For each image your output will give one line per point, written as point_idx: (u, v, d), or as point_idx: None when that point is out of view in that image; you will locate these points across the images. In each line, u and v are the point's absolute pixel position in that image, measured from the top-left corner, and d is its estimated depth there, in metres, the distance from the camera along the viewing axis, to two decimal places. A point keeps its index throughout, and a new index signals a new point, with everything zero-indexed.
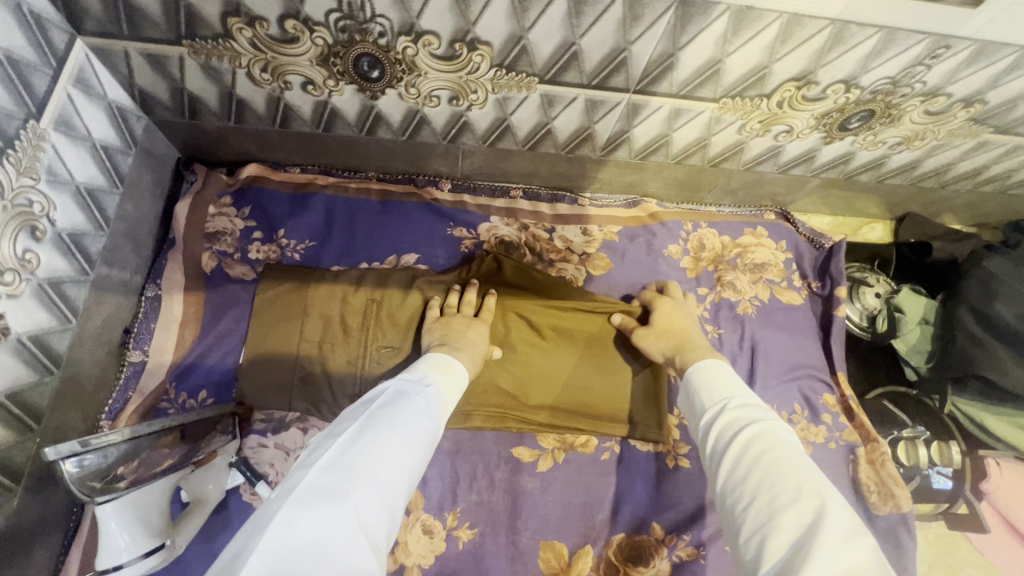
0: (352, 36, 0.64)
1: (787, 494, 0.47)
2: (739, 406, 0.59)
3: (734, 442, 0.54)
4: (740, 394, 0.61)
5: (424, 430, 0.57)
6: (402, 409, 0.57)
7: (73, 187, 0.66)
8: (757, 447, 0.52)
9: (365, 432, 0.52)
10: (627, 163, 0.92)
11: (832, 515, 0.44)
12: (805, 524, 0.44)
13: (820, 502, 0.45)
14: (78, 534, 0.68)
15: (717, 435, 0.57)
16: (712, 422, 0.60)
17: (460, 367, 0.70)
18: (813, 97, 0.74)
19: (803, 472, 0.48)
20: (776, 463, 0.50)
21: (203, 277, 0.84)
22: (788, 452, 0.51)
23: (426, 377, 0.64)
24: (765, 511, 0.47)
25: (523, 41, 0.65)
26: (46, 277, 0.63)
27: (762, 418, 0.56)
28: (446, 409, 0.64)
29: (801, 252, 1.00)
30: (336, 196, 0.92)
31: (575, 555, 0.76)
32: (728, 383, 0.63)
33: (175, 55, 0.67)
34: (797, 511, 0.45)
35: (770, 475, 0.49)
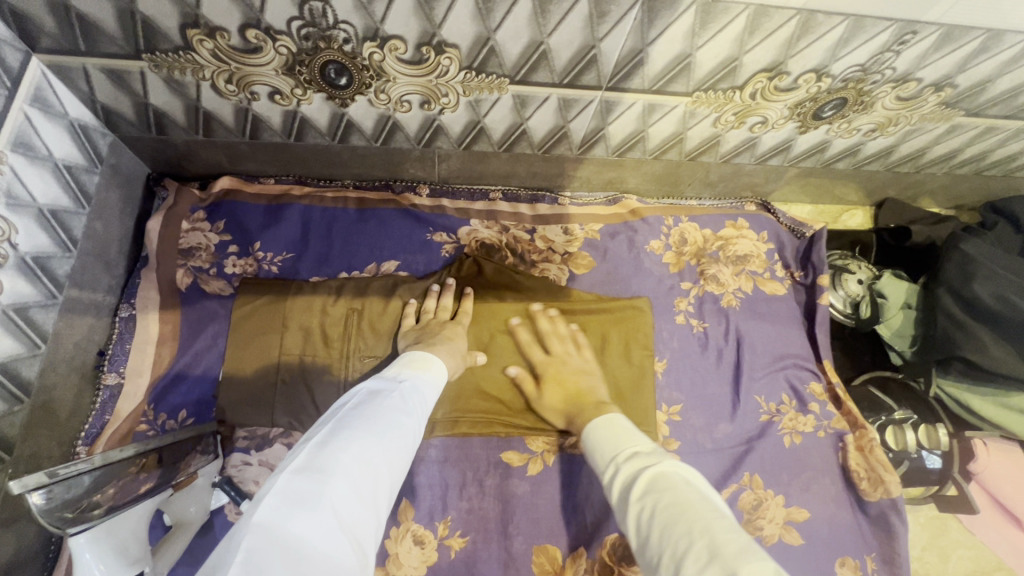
0: (316, 43, 0.63)
1: (681, 540, 0.46)
2: (633, 456, 0.60)
3: (632, 497, 0.54)
4: (635, 445, 0.62)
5: (403, 427, 0.58)
6: (380, 407, 0.58)
7: (35, 210, 0.64)
8: (652, 496, 0.52)
9: (342, 432, 0.52)
10: (605, 160, 0.92)
11: (720, 547, 0.44)
12: (702, 565, 0.43)
13: (710, 539, 0.45)
14: (58, 564, 0.67)
15: (622, 490, 0.57)
16: (613, 484, 0.59)
17: (437, 361, 0.71)
18: (785, 88, 0.74)
19: (692, 510, 0.49)
20: (669, 508, 0.50)
21: (179, 294, 0.82)
22: (677, 491, 0.51)
23: (400, 377, 0.65)
24: (670, 563, 0.46)
25: (491, 42, 0.64)
26: (11, 303, 0.62)
27: (654, 463, 0.57)
28: (424, 407, 0.65)
29: (782, 242, 1.00)
30: (312, 206, 0.90)
31: (567, 559, 0.76)
32: (622, 439, 0.64)
33: (136, 69, 0.66)
34: (694, 555, 0.44)
35: (668, 521, 0.49)
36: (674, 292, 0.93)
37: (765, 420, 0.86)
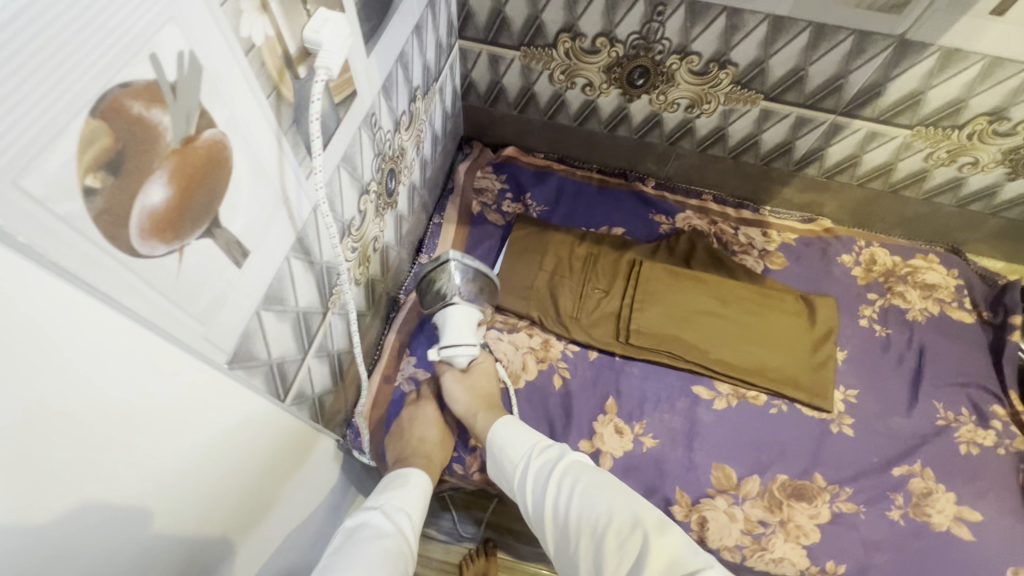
0: (638, 52, 0.93)
1: (604, 515, 0.65)
2: (544, 450, 0.73)
3: (551, 485, 0.70)
4: (537, 439, 0.76)
5: (388, 549, 0.64)
6: (352, 545, 0.64)
7: (433, 130, 0.99)
8: (570, 488, 0.69)
9: (333, 567, 0.60)
10: (813, 180, 1.10)
11: (632, 516, 0.65)
12: (620, 534, 0.63)
13: (628, 507, 0.65)
14: (377, 364, 0.96)
15: (534, 481, 0.72)
16: (527, 483, 0.72)
17: (414, 474, 0.77)
18: (1002, 132, 0.89)
19: (600, 490, 0.68)
20: (589, 493, 0.67)
21: (470, 217, 1.14)
22: (592, 474, 0.70)
23: (375, 500, 0.72)
24: (595, 540, 0.64)
25: (764, 64, 0.89)
26: (412, 182, 0.94)
27: (563, 457, 0.72)
28: (414, 518, 0.71)
29: (972, 283, 1.09)
30: (567, 178, 1.20)
31: (742, 479, 0.89)
32: (528, 434, 0.77)
33: (510, 57, 1.01)
34: (616, 527, 0.64)
35: (580, 502, 0.67)
36: (861, 299, 1.05)
37: (943, 423, 0.93)
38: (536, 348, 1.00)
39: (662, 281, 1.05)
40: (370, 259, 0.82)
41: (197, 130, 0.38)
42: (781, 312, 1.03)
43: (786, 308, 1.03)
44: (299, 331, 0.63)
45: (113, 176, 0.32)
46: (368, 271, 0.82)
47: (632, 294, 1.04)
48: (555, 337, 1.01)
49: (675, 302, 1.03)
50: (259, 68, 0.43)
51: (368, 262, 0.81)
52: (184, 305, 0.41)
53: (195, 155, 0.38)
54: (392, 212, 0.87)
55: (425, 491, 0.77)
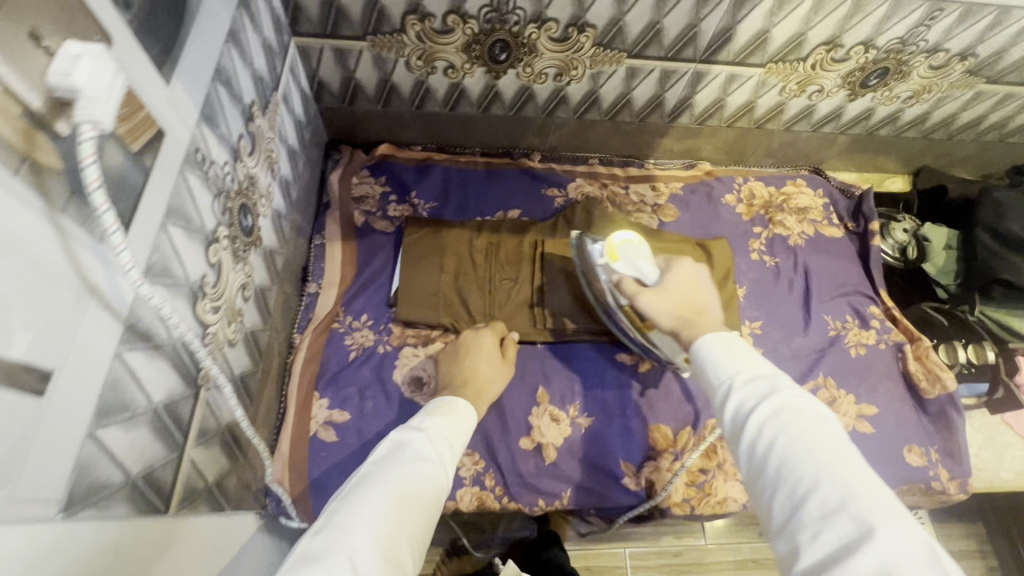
0: (493, 25, 0.87)
1: (810, 476, 0.49)
2: (748, 381, 0.59)
3: (751, 424, 0.55)
4: (755, 367, 0.61)
5: (429, 474, 0.59)
6: (403, 458, 0.59)
7: (287, 146, 0.87)
8: (776, 435, 0.53)
9: (365, 482, 0.54)
10: (687, 129, 1.13)
11: (853, 494, 0.46)
12: (831, 509, 0.46)
13: (843, 483, 0.47)
14: (284, 419, 0.87)
15: (730, 413, 0.59)
16: (724, 408, 0.60)
17: (461, 404, 0.74)
18: (839, 59, 0.95)
19: (827, 450, 0.50)
20: (798, 449, 0.51)
21: (355, 230, 1.04)
22: (808, 427, 0.53)
23: (423, 423, 0.67)
24: (791, 500, 0.49)
25: (620, 23, 0.87)
26: (275, 209, 0.83)
27: (775, 393, 0.57)
28: (453, 446, 0.66)
29: (835, 199, 1.19)
30: (451, 167, 1.13)
31: (678, 433, 0.92)
32: (738, 354, 0.63)
33: (357, 48, 0.90)
34: (822, 495, 0.47)
35: (790, 456, 0.51)
36: (748, 234, 1.11)
37: (834, 334, 1.03)
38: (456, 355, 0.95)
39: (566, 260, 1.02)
40: (243, 312, 0.71)
41: None
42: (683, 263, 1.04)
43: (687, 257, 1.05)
44: (163, 429, 0.53)
45: None
46: (244, 326, 0.72)
47: (541, 277, 1.01)
48: None
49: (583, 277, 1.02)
50: None
51: (241, 317, 0.71)
52: None
53: None
54: (259, 251, 0.76)
55: (467, 421, 0.73)
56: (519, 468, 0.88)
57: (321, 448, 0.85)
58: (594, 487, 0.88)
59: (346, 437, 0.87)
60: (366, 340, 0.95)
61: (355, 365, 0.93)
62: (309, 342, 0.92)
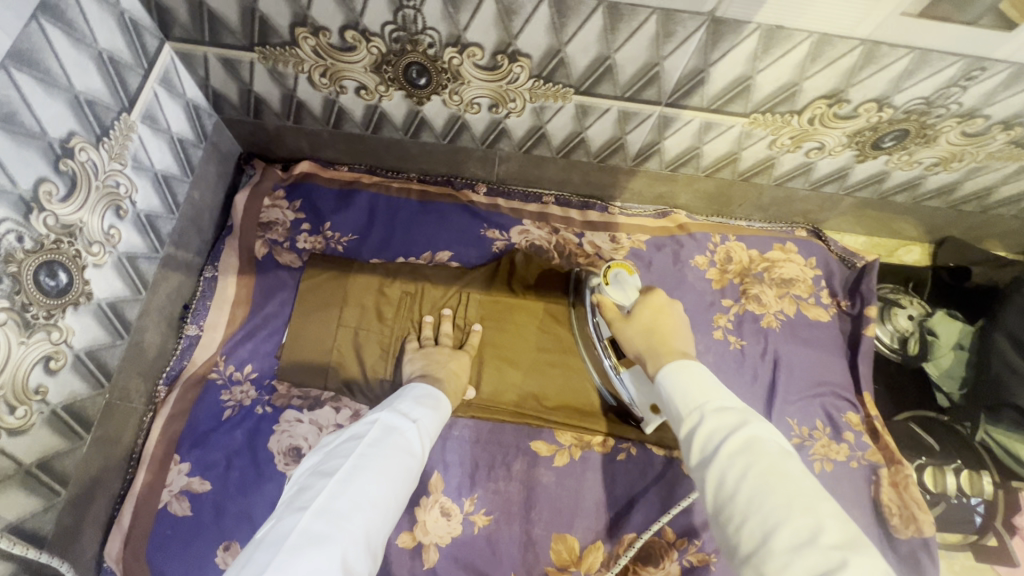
0: (404, 46, 0.70)
1: (777, 511, 0.44)
2: (718, 410, 0.54)
3: (719, 458, 0.50)
4: (722, 398, 0.56)
5: (410, 472, 0.59)
6: (392, 451, 0.58)
7: (152, 173, 0.73)
8: (739, 463, 0.49)
9: (362, 472, 0.53)
10: (657, 174, 0.95)
11: (819, 528, 0.42)
12: (802, 542, 0.41)
13: (813, 517, 0.43)
14: (131, 486, 0.76)
15: (701, 449, 0.53)
16: (690, 441, 0.54)
17: (444, 404, 0.71)
18: (844, 116, 0.76)
19: (796, 484, 0.46)
20: (767, 479, 0.46)
21: (255, 262, 0.91)
22: (778, 463, 0.47)
23: (413, 413, 0.64)
24: (758, 529, 0.44)
25: (561, 54, 0.69)
26: (124, 252, 0.70)
27: (743, 425, 0.51)
28: (430, 441, 0.65)
29: (831, 270, 1.00)
30: (379, 194, 0.98)
31: (586, 550, 0.79)
32: (705, 385, 0.58)
33: (246, 60, 0.75)
34: (790, 528, 0.42)
35: (761, 489, 0.46)
36: (715, 307, 0.94)
37: (796, 443, 0.86)
38: (344, 425, 0.82)
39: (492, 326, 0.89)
40: (46, 387, 0.60)
41: None
42: None
43: None
44: None
45: None
46: (49, 402, 0.61)
47: (459, 338, 0.87)
48: (367, 406, 0.84)
49: (507, 346, 0.88)
50: None
51: (41, 393, 0.59)
52: None
53: None
54: (85, 308, 0.64)
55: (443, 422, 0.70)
56: (392, 571, 0.76)
57: (168, 525, 0.75)
58: None
59: (200, 513, 0.76)
60: (245, 396, 0.83)
61: (227, 426, 0.81)
62: (178, 395, 0.81)
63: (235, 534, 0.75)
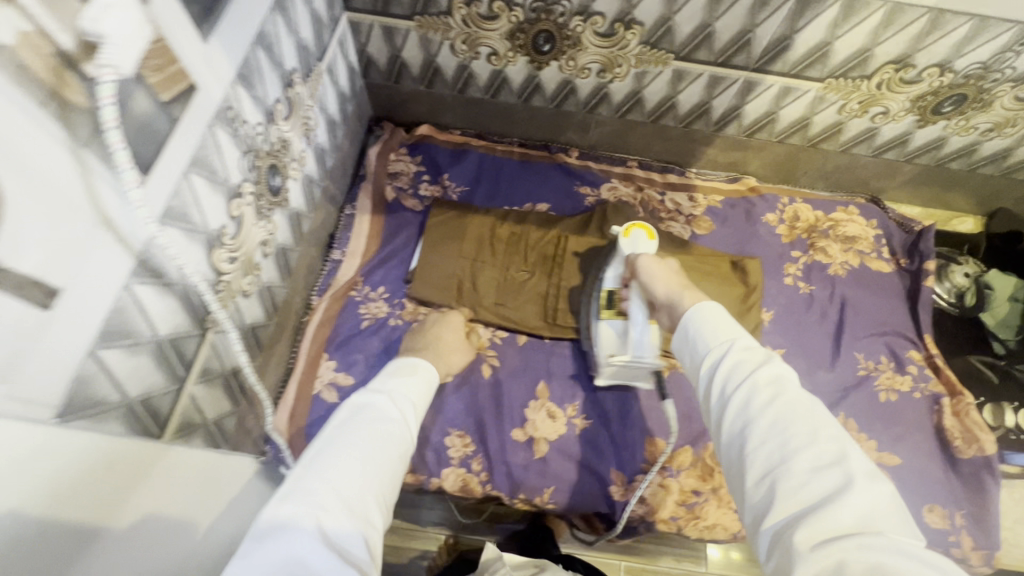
0: (539, 15, 0.86)
1: (800, 437, 0.43)
2: (749, 346, 0.50)
3: (746, 390, 0.47)
4: (754, 336, 0.52)
5: (394, 431, 0.53)
6: (364, 419, 0.53)
7: (326, 115, 0.90)
8: (765, 395, 0.46)
9: (325, 448, 0.48)
10: (734, 140, 1.08)
11: (845, 454, 0.41)
12: (822, 466, 0.41)
13: (837, 446, 0.42)
14: (291, 375, 0.90)
15: (721, 380, 0.50)
16: (711, 374, 0.51)
17: (423, 365, 0.67)
18: (909, 80, 0.88)
19: (820, 415, 0.45)
20: (793, 409, 0.44)
21: (385, 204, 1.07)
22: (806, 399, 0.46)
23: (384, 386, 0.60)
24: (775, 454, 0.43)
25: (669, 22, 0.84)
26: (307, 174, 0.86)
27: (773, 360, 0.49)
28: (417, 406, 0.60)
29: (890, 231, 1.10)
30: (486, 154, 1.13)
31: (676, 450, 0.89)
32: (736, 325, 0.54)
33: (405, 28, 0.92)
34: (815, 451, 0.42)
35: (785, 418, 0.44)
36: (785, 258, 1.05)
37: (863, 374, 0.96)
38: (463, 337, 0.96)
39: (588, 264, 1.02)
40: (260, 266, 0.75)
41: None
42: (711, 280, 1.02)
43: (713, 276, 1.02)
44: (165, 360, 0.57)
45: None
46: (260, 280, 0.76)
47: (558, 273, 1.01)
48: (482, 325, 0.97)
49: (601, 281, 1.01)
50: (17, 73, 0.35)
51: (257, 270, 0.74)
52: None
53: None
54: (285, 211, 0.80)
55: (430, 384, 0.66)
56: (508, 458, 0.88)
57: (322, 408, 0.89)
58: (581, 487, 0.87)
59: (347, 400, 0.90)
60: (380, 311, 0.97)
61: (367, 333, 0.95)
62: (326, 305, 0.96)
63: None
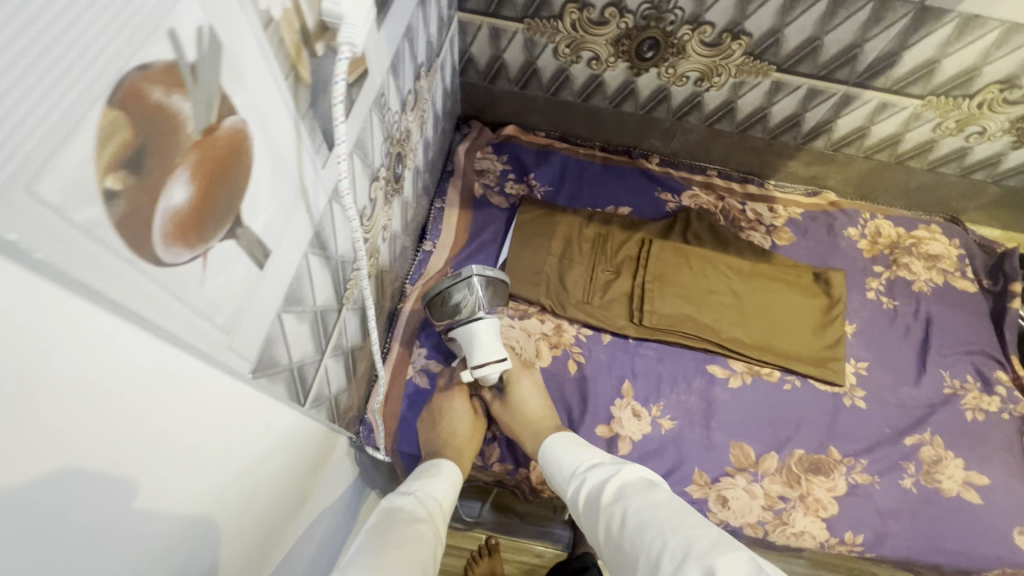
0: (648, 22, 0.89)
1: (656, 537, 0.59)
2: (592, 469, 0.72)
3: (609, 504, 0.66)
4: (591, 456, 0.75)
5: (421, 533, 0.63)
6: (394, 525, 0.62)
7: (433, 109, 0.93)
8: (617, 512, 0.65)
9: (359, 553, 0.57)
10: (819, 154, 1.09)
11: (689, 541, 0.57)
12: (680, 556, 0.56)
13: (681, 535, 0.58)
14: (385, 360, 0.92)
15: (588, 502, 0.70)
16: (581, 500, 0.71)
17: (448, 466, 0.77)
18: (1013, 101, 0.89)
19: (663, 507, 0.62)
20: (643, 515, 0.62)
21: (472, 200, 1.09)
22: (644, 500, 0.64)
23: (411, 488, 0.70)
24: (646, 562, 0.59)
25: (778, 34, 0.86)
26: (416, 166, 0.89)
27: (613, 474, 0.70)
28: (443, 507, 0.71)
29: (972, 252, 1.10)
30: (570, 156, 1.16)
31: (761, 456, 0.89)
32: (581, 449, 0.77)
33: (512, 30, 0.96)
34: (670, 548, 0.57)
35: (638, 525, 0.62)
36: (868, 272, 1.06)
37: (949, 392, 0.95)
38: (549, 333, 0.97)
39: (672, 269, 1.03)
40: (378, 251, 0.78)
41: (219, 117, 0.33)
42: (795, 292, 1.03)
43: (797, 288, 1.03)
44: (317, 331, 0.59)
45: (135, 176, 0.27)
46: (377, 263, 0.79)
47: (642, 275, 1.02)
48: (567, 322, 0.99)
49: (685, 286, 1.02)
50: (277, 44, 0.38)
51: (377, 253, 0.77)
52: (208, 316, 0.37)
53: (217, 145, 0.34)
54: (399, 199, 0.83)
55: (453, 484, 0.76)
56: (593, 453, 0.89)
57: (414, 393, 0.91)
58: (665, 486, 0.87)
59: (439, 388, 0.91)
60: None
61: None
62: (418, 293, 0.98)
63: None
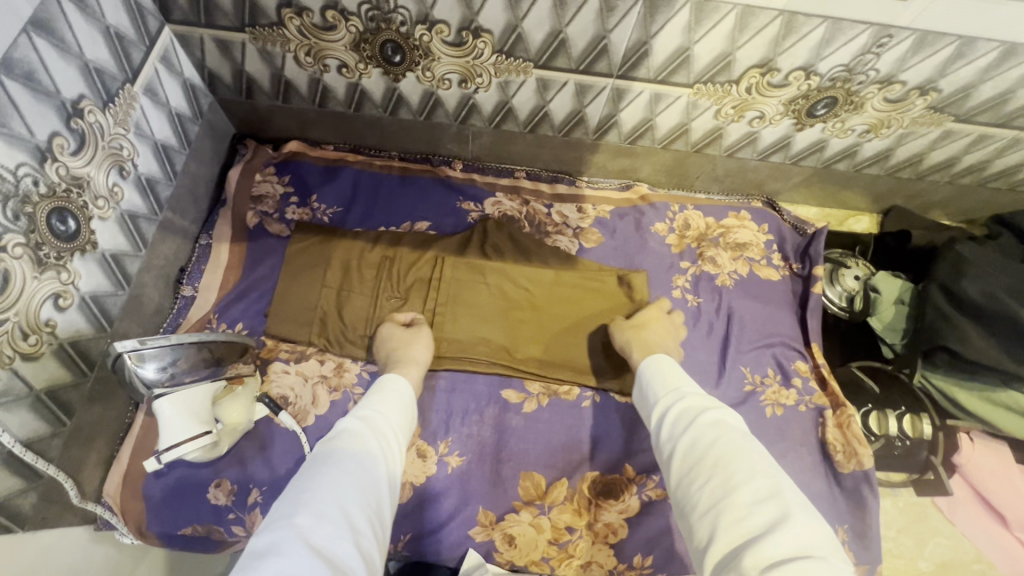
0: (378, 24, 0.79)
1: (741, 472, 0.51)
2: (693, 394, 0.63)
3: (697, 424, 0.58)
4: (696, 387, 0.65)
5: (371, 449, 0.57)
6: (348, 443, 0.56)
7: (152, 142, 0.81)
8: (705, 434, 0.56)
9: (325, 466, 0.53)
10: (618, 147, 1.03)
11: (779, 490, 0.49)
12: (761, 497, 0.49)
13: (775, 480, 0.50)
14: (131, 430, 0.82)
15: (673, 418, 0.61)
16: (665, 412, 0.63)
17: (391, 380, 0.70)
18: (777, 84, 0.84)
19: (760, 455, 0.54)
20: (725, 448, 0.54)
21: (246, 230, 0.98)
22: (743, 435, 0.56)
23: (362, 409, 0.63)
24: (718, 490, 0.51)
25: (518, 29, 0.78)
26: (126, 210, 0.78)
27: (715, 403, 0.60)
28: (388, 416, 0.63)
29: (783, 235, 1.07)
30: (362, 170, 1.05)
31: (551, 485, 0.85)
32: (678, 376, 0.68)
33: (239, 40, 0.84)
34: (753, 488, 0.50)
35: (723, 453, 0.54)
36: (674, 269, 1.01)
37: (748, 390, 0.93)
38: (328, 375, 0.89)
39: (467, 287, 0.95)
40: (55, 322, 0.67)
41: None
42: (598, 301, 0.97)
43: (601, 295, 0.97)
44: None
45: None
46: (57, 336, 0.67)
47: (433, 298, 0.94)
48: (350, 360, 0.90)
49: (479, 306, 0.95)
50: None
51: (50, 327, 0.66)
52: None
53: None
54: (92, 256, 0.72)
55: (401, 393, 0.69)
56: None
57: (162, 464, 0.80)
58: (449, 530, 0.82)
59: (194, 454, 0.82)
60: None
61: None
62: None
63: (228, 471, 0.81)
